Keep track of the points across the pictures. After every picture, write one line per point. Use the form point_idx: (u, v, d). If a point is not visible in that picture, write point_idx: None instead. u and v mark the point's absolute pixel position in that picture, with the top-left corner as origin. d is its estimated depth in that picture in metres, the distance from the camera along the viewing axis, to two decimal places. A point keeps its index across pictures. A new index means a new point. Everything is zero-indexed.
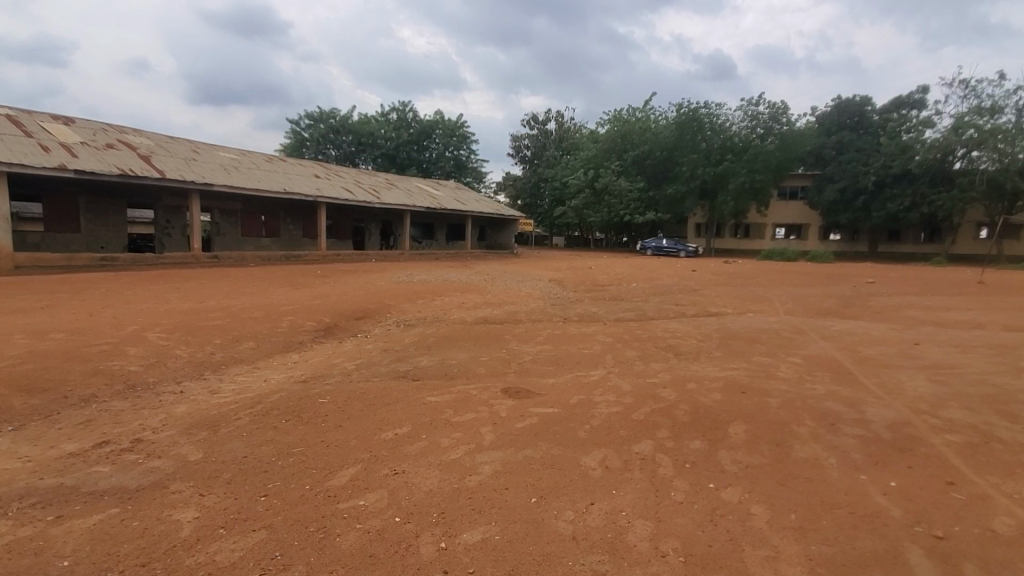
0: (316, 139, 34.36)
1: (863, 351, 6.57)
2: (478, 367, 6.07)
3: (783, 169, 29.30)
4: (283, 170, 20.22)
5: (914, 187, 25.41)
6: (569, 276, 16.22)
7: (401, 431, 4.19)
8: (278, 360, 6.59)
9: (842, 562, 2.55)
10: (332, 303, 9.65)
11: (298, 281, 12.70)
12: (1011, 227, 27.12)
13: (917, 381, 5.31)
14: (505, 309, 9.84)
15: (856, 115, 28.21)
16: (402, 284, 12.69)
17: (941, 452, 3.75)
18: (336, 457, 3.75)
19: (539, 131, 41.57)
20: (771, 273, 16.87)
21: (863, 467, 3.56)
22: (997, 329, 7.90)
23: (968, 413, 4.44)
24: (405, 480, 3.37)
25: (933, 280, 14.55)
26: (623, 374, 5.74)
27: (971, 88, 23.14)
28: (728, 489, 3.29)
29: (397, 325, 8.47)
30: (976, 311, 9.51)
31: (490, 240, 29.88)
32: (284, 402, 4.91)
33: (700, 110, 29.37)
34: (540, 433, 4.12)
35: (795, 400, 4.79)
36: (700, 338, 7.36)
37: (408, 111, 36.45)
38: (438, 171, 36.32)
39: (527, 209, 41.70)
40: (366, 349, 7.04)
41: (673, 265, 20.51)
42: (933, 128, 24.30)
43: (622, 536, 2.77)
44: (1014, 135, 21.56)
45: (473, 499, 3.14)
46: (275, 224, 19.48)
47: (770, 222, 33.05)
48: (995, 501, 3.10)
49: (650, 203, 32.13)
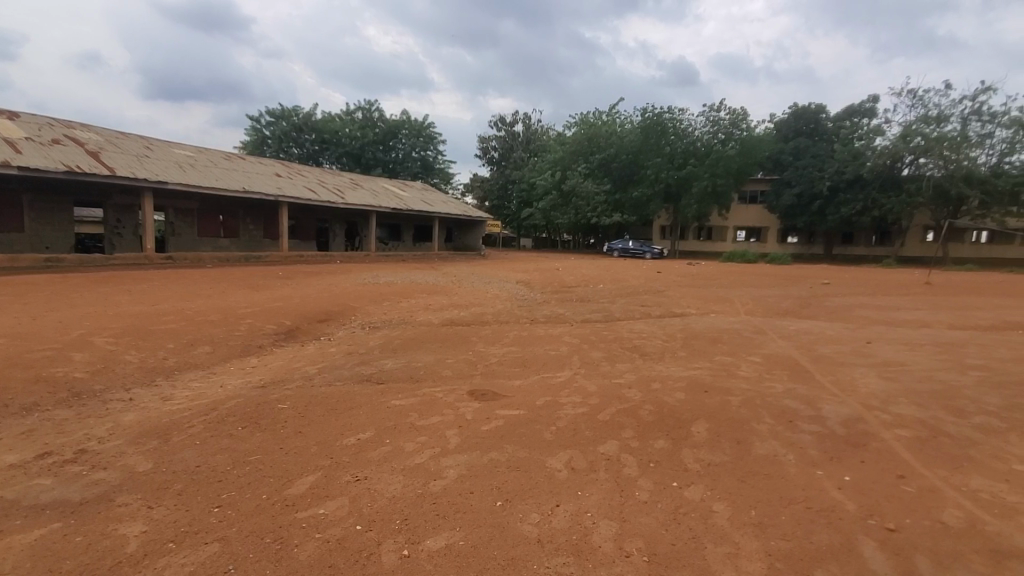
0: (278, 137, 33.52)
1: (818, 350, 6.81)
2: (444, 369, 6.01)
3: (744, 174, 30.19)
4: (242, 168, 19.60)
5: (865, 192, 26.55)
6: (536, 277, 16.25)
7: (364, 435, 4.09)
8: (236, 365, 6.37)
9: (798, 557, 2.60)
10: (293, 305, 9.38)
11: (258, 283, 12.33)
12: (954, 231, 28.69)
13: (869, 378, 5.54)
14: (472, 311, 9.78)
15: (811, 122, 29.33)
16: (366, 285, 12.50)
17: (892, 447, 3.90)
18: (296, 464, 3.63)
19: (506, 133, 41.59)
20: (732, 275, 17.38)
21: (819, 463, 3.65)
22: (942, 328, 8.32)
23: (917, 408, 4.65)
24: (367, 487, 3.29)
25: (885, 282, 15.28)
26: (589, 375, 5.79)
27: (919, 98, 24.29)
28: (690, 487, 3.34)
29: (362, 327, 8.34)
30: (923, 310, 10.00)
31: (458, 241, 29.78)
32: (242, 408, 4.73)
33: (663, 115, 29.96)
34: (506, 435, 4.09)
35: (755, 398, 4.90)
36: (665, 338, 7.47)
37: (374, 110, 35.95)
38: (404, 172, 35.91)
39: (494, 211, 41.69)
40: (329, 352, 6.88)
41: (639, 266, 20.92)
42: (883, 136, 25.41)
43: (587, 537, 2.77)
44: (959, 143, 22.80)
45: (437, 504, 3.08)
46: (234, 224, 18.88)
47: (732, 225, 34.04)
48: (944, 493, 3.24)
49: (616, 206, 32.55)
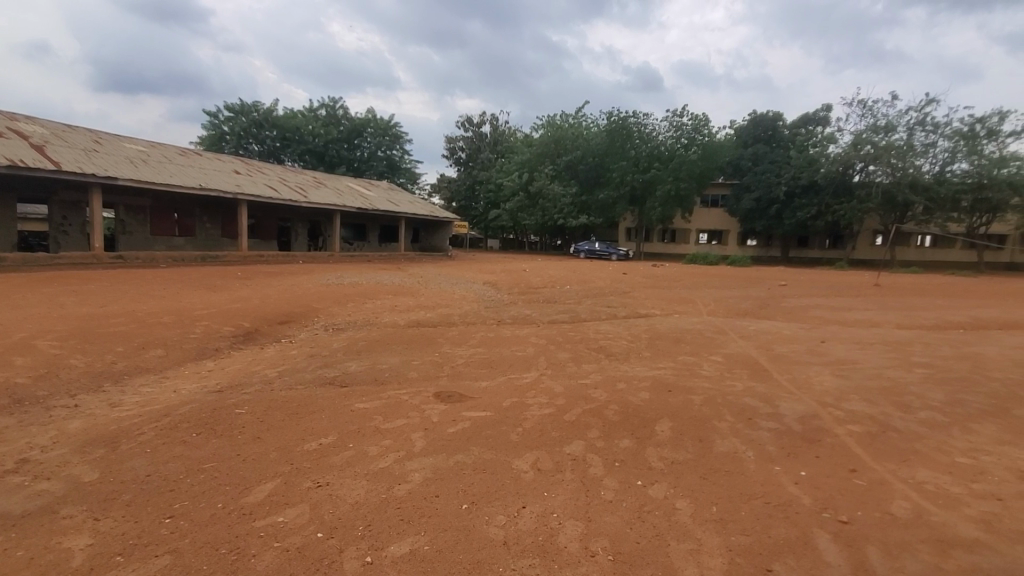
0: (237, 133, 32.50)
1: (776, 349, 7.02)
2: (410, 371, 5.92)
3: (706, 178, 30.93)
4: (199, 165, 18.89)
5: (819, 197, 27.63)
6: (503, 278, 16.25)
7: (326, 440, 3.99)
8: (191, 369, 6.11)
9: (757, 551, 2.67)
10: (253, 307, 9.10)
11: (216, 283, 11.91)
12: (901, 236, 30.22)
13: (823, 376, 5.76)
14: (439, 312, 9.70)
15: (768, 129, 30.48)
16: (330, 286, 12.24)
17: (844, 442, 4.05)
18: (253, 471, 3.51)
19: (473, 133, 41.41)
20: (695, 277, 17.77)
21: (777, 459, 3.76)
22: (890, 328, 8.71)
23: (867, 405, 4.84)
24: (329, 493, 3.20)
25: (838, 283, 15.93)
26: (556, 375, 5.81)
27: (868, 108, 25.47)
28: (654, 485, 3.39)
29: (325, 329, 8.13)
30: (873, 311, 10.44)
31: (424, 242, 29.53)
32: (197, 414, 4.55)
33: (628, 119, 30.47)
34: (472, 437, 4.05)
35: (716, 397, 5.01)
36: (630, 338, 7.57)
37: (338, 108, 35.29)
38: (369, 171, 35.35)
39: (461, 212, 41.44)
40: (289, 355, 6.69)
41: (605, 268, 21.18)
42: (836, 143, 26.52)
43: (553, 538, 2.77)
44: (905, 152, 24.06)
45: (401, 510, 3.02)
46: (190, 222, 18.18)
47: (694, 228, 34.93)
48: (893, 485, 3.38)
49: (583, 208, 32.86)
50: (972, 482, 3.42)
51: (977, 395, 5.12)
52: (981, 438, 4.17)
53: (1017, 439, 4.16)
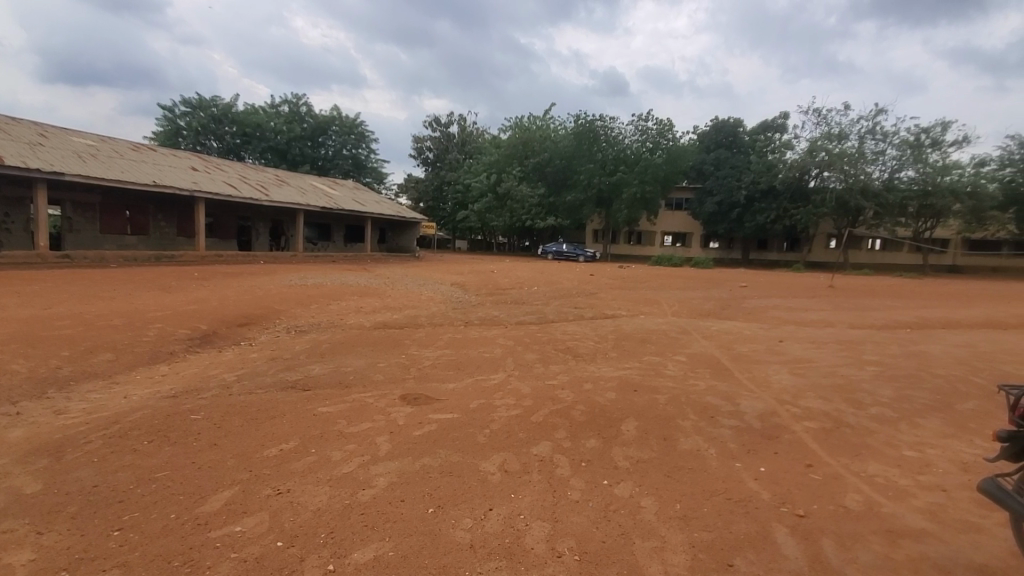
0: (195, 129, 31.32)
1: (737, 349, 7.22)
2: (375, 374, 5.82)
3: (670, 182, 31.56)
4: (153, 161, 18.13)
5: (778, 202, 28.55)
6: (471, 279, 16.17)
7: (287, 446, 3.88)
8: (142, 374, 5.83)
9: (719, 546, 2.73)
10: (211, 308, 8.77)
11: (171, 284, 11.47)
12: (853, 240, 31.63)
13: (781, 374, 5.95)
14: (405, 313, 9.57)
15: (730, 135, 31.46)
16: (292, 287, 11.94)
17: (801, 438, 4.20)
18: (209, 479, 3.37)
19: (441, 134, 41.10)
20: (659, 278, 18.14)
21: (738, 456, 3.86)
22: (843, 327, 9.09)
23: (822, 401, 5.03)
24: (290, 501, 3.11)
25: (794, 285, 16.54)
26: (523, 377, 5.81)
27: (823, 116, 26.54)
28: (620, 484, 3.42)
29: (287, 331, 7.92)
30: (827, 311, 10.88)
31: (391, 243, 29.17)
32: (148, 421, 4.35)
33: (596, 123, 30.82)
34: (439, 440, 4.01)
35: (680, 396, 5.12)
36: (597, 339, 7.66)
37: (301, 104, 34.48)
38: (334, 170, 34.68)
39: (428, 213, 41.06)
40: (249, 358, 6.49)
41: (572, 269, 21.41)
42: (793, 150, 27.54)
43: (520, 540, 2.76)
44: (856, 159, 25.17)
45: (365, 515, 2.96)
46: (143, 220, 17.44)
47: (660, 230, 35.67)
48: (846, 478, 3.52)
49: (550, 209, 33.09)
50: (919, 474, 3.59)
51: (922, 391, 5.39)
52: (927, 432, 4.38)
53: (959, 432, 4.39)
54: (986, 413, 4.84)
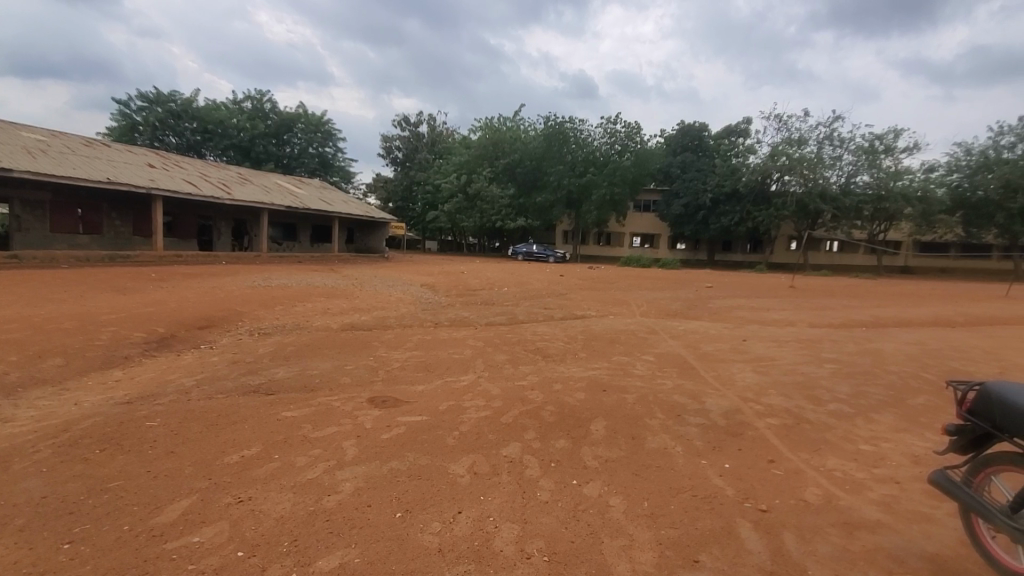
0: (152, 124, 30.18)
1: (703, 348, 7.37)
2: (342, 377, 5.70)
3: (638, 184, 32.07)
4: (107, 157, 17.38)
5: (741, 205, 29.28)
6: (441, 280, 16.08)
7: (249, 452, 3.76)
8: (95, 379, 5.57)
9: (686, 542, 2.77)
10: (169, 311, 8.44)
11: (127, 285, 11.03)
12: (812, 242, 32.81)
13: (745, 373, 6.09)
14: (374, 315, 9.42)
15: (695, 139, 32.19)
16: (256, 288, 11.64)
17: (763, 434, 4.31)
18: (166, 488, 3.24)
19: (411, 133, 40.73)
20: (628, 279, 18.38)
21: (704, 453, 3.93)
22: (803, 326, 9.39)
23: (784, 398, 5.18)
24: (252, 508, 3.01)
25: (756, 285, 17.05)
26: (493, 378, 5.78)
27: (784, 122, 27.42)
28: (589, 484, 3.44)
29: (249, 334, 7.69)
30: (788, 311, 11.23)
31: (359, 243, 28.72)
32: (102, 428, 4.16)
33: (565, 125, 31.09)
34: (407, 443, 3.96)
35: (647, 395, 5.19)
36: (566, 340, 7.70)
37: (265, 101, 33.66)
38: (300, 168, 33.96)
39: (397, 213, 40.59)
40: (209, 362, 6.27)
41: (543, 270, 21.53)
42: (755, 155, 28.37)
43: (489, 542, 2.74)
44: (815, 164, 26.08)
45: (331, 521, 2.89)
46: (96, 219, 16.70)
47: (629, 232, 36.22)
48: (806, 473, 3.62)
49: (520, 210, 33.19)
50: (874, 467, 3.73)
51: (877, 387, 5.61)
52: (881, 427, 4.55)
53: (911, 426, 4.58)
54: (935, 408, 5.07)
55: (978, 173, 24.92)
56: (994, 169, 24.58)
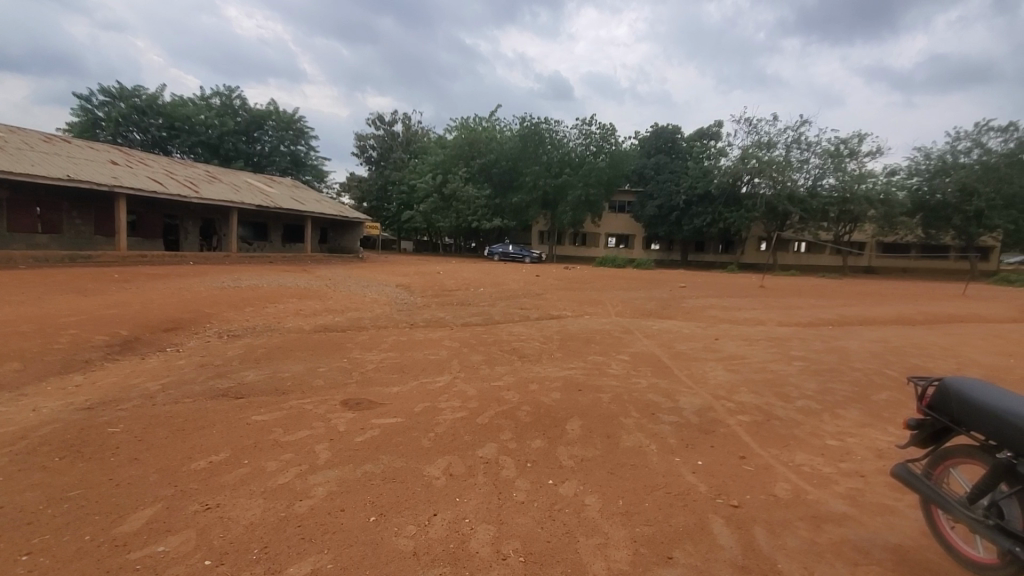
0: (115, 120, 29.17)
1: (677, 347, 7.48)
2: (315, 379, 5.60)
3: (613, 185, 32.37)
4: (67, 153, 16.73)
5: (713, 206, 29.82)
6: (417, 281, 15.95)
7: (217, 458, 3.66)
8: (54, 385, 5.34)
9: (660, 539, 2.80)
10: (132, 313, 8.16)
11: (88, 286, 10.64)
12: (781, 243, 33.69)
13: (717, 371, 6.20)
14: (347, 316, 9.29)
15: (669, 141, 32.70)
16: (226, 289, 11.37)
17: (735, 431, 4.39)
18: (130, 497, 3.12)
19: (385, 132, 40.29)
20: (602, 279, 18.56)
21: (677, 451, 3.99)
22: (773, 325, 9.62)
23: (754, 396, 5.29)
24: (220, 515, 2.93)
25: (727, 285, 17.41)
26: (469, 379, 5.76)
27: (754, 126, 28.05)
28: (564, 484, 3.44)
29: (219, 336, 7.49)
30: (758, 310, 11.49)
31: (333, 243, 28.29)
32: (60, 435, 3.99)
33: (541, 125, 31.20)
34: (381, 446, 3.90)
35: (622, 394, 5.23)
36: (542, 340, 7.72)
37: (235, 98, 32.88)
38: (271, 167, 33.28)
39: (372, 213, 40.13)
40: (176, 365, 6.08)
41: (519, 270, 21.58)
42: (726, 157, 28.96)
43: (464, 544, 2.72)
44: (784, 167, 26.76)
45: (302, 527, 2.83)
46: (56, 218, 16.05)
47: (603, 232, 36.56)
48: (776, 469, 3.71)
49: (496, 210, 33.18)
50: (840, 462, 3.84)
51: (843, 384, 5.78)
52: (847, 422, 4.69)
53: (875, 421, 4.73)
54: (897, 403, 5.25)
55: (937, 177, 25.90)
56: (951, 172, 25.60)
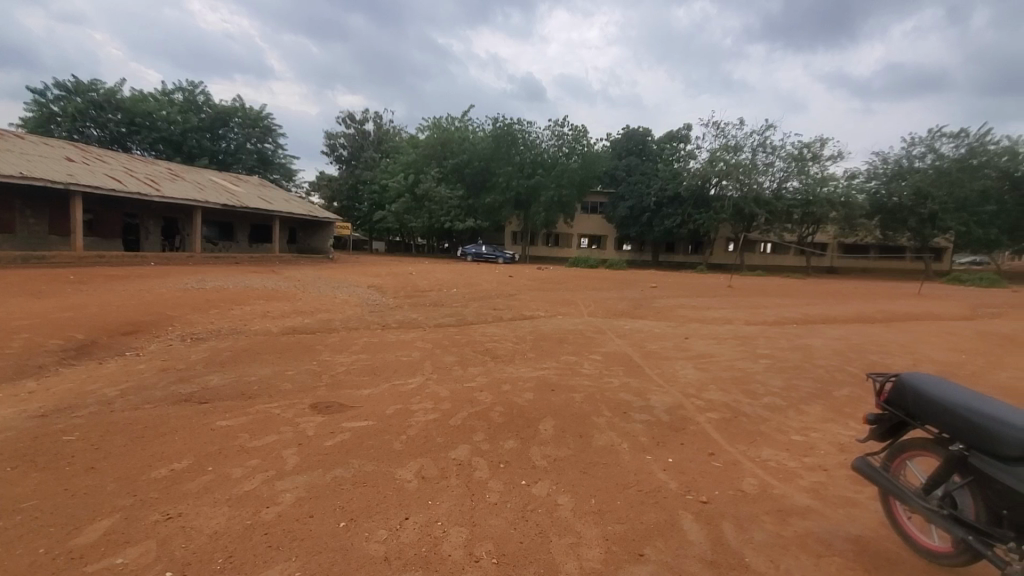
0: (71, 115, 27.98)
1: (648, 346, 7.58)
2: (283, 383, 5.47)
3: (585, 186, 32.65)
4: (19, 149, 15.98)
5: (682, 208, 30.35)
6: (388, 281, 15.76)
7: (179, 465, 3.53)
8: (3, 391, 5.09)
9: (631, 537, 2.82)
10: (89, 316, 7.81)
11: (41, 288, 10.15)
12: (748, 244, 34.63)
13: (687, 370, 6.30)
14: (317, 318, 9.11)
15: (640, 144, 33.20)
16: (189, 290, 11.00)
17: (704, 429, 4.47)
18: (85, 508, 2.98)
19: (356, 131, 39.70)
20: (575, 279, 18.69)
21: (648, 449, 4.04)
22: (741, 324, 9.84)
23: (722, 393, 5.40)
24: (182, 525, 2.82)
25: (696, 285, 17.77)
26: (441, 380, 5.72)
27: (721, 130, 28.73)
28: (538, 484, 3.45)
29: (181, 340, 7.24)
30: (726, 309, 11.75)
31: (302, 243, 27.75)
32: (9, 444, 3.79)
33: (514, 126, 31.24)
34: (352, 449, 3.84)
35: (595, 394, 5.27)
36: (515, 340, 7.73)
37: (199, 93, 31.92)
38: (237, 165, 32.44)
39: (342, 212, 39.50)
40: (136, 370, 5.86)
41: (492, 271, 21.58)
42: (695, 160, 29.59)
43: (436, 548, 2.69)
44: (750, 170, 27.51)
45: (270, 535, 2.75)
46: (7, 217, 15.28)
47: (576, 233, 36.86)
48: (743, 464, 3.79)
49: (469, 211, 33.05)
50: (804, 456, 3.95)
51: (807, 380, 5.96)
52: (811, 418, 4.83)
53: (837, 416, 4.89)
54: (858, 398, 5.44)
55: (894, 181, 26.97)
56: (907, 177, 26.73)
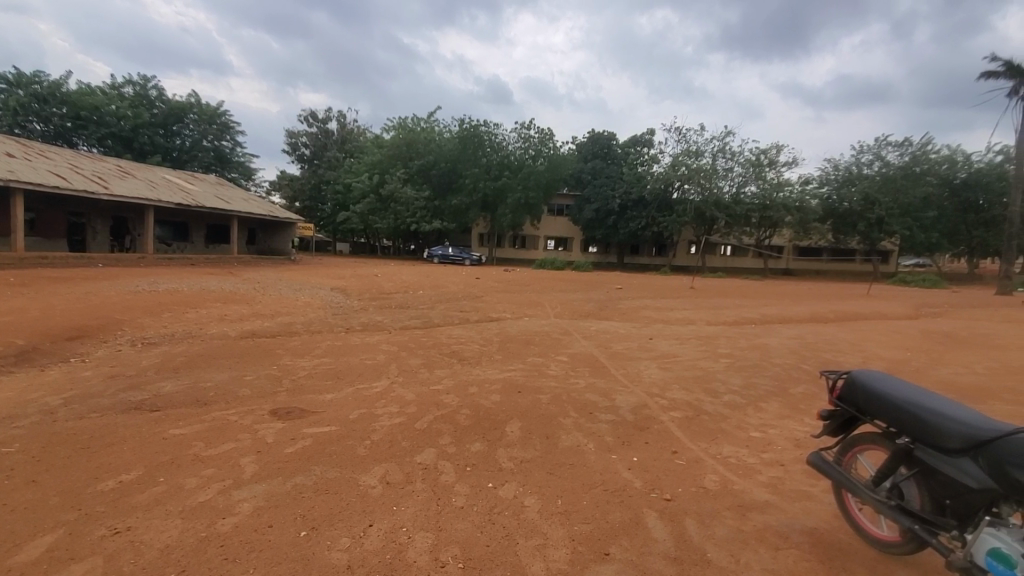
0: (11, 108, 26.50)
1: (613, 347, 7.68)
2: (242, 388, 5.29)
3: (552, 188, 32.88)
4: None
5: (647, 211, 30.91)
6: (353, 283, 15.50)
7: (128, 477, 3.36)
8: None
9: (597, 536, 2.85)
10: (29, 320, 7.38)
11: None
12: (708, 246, 35.68)
13: (651, 369, 6.42)
14: (278, 321, 8.87)
15: (604, 147, 33.73)
16: (140, 293, 10.56)
17: (668, 427, 4.57)
18: (24, 523, 2.80)
19: (319, 130, 38.88)
20: (542, 281, 18.82)
21: (613, 448, 4.08)
22: (703, 324, 10.09)
23: (685, 393, 5.51)
24: (131, 540, 2.69)
25: (659, 286, 18.19)
26: (407, 383, 5.64)
27: (683, 135, 29.47)
28: (505, 486, 3.44)
29: (132, 345, 6.93)
30: (688, 310, 12.04)
31: (262, 244, 26.97)
32: None
33: (480, 127, 31.22)
34: (313, 456, 3.74)
35: (560, 395, 5.31)
36: (482, 342, 7.71)
37: (151, 88, 30.67)
38: (193, 162, 31.31)
39: (305, 213, 38.60)
40: (81, 377, 5.56)
41: (458, 273, 21.54)
42: (658, 163, 30.22)
43: (401, 555, 2.64)
44: (711, 174, 28.30)
45: (225, 547, 2.65)
46: None
47: (543, 235, 37.11)
48: (705, 462, 3.87)
49: (435, 212, 32.78)
50: (763, 452, 4.07)
51: (765, 379, 6.15)
52: (769, 415, 4.99)
53: (792, 413, 5.06)
54: (812, 395, 5.64)
55: (844, 187, 28.26)
56: (857, 183, 28.05)
